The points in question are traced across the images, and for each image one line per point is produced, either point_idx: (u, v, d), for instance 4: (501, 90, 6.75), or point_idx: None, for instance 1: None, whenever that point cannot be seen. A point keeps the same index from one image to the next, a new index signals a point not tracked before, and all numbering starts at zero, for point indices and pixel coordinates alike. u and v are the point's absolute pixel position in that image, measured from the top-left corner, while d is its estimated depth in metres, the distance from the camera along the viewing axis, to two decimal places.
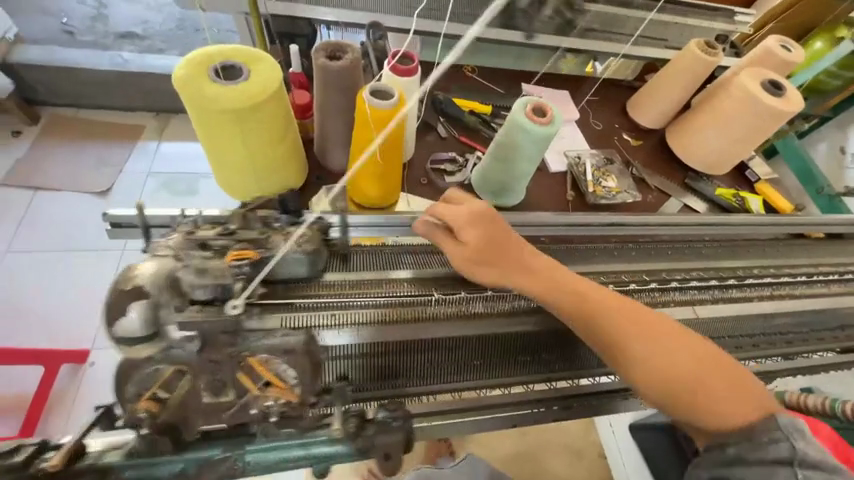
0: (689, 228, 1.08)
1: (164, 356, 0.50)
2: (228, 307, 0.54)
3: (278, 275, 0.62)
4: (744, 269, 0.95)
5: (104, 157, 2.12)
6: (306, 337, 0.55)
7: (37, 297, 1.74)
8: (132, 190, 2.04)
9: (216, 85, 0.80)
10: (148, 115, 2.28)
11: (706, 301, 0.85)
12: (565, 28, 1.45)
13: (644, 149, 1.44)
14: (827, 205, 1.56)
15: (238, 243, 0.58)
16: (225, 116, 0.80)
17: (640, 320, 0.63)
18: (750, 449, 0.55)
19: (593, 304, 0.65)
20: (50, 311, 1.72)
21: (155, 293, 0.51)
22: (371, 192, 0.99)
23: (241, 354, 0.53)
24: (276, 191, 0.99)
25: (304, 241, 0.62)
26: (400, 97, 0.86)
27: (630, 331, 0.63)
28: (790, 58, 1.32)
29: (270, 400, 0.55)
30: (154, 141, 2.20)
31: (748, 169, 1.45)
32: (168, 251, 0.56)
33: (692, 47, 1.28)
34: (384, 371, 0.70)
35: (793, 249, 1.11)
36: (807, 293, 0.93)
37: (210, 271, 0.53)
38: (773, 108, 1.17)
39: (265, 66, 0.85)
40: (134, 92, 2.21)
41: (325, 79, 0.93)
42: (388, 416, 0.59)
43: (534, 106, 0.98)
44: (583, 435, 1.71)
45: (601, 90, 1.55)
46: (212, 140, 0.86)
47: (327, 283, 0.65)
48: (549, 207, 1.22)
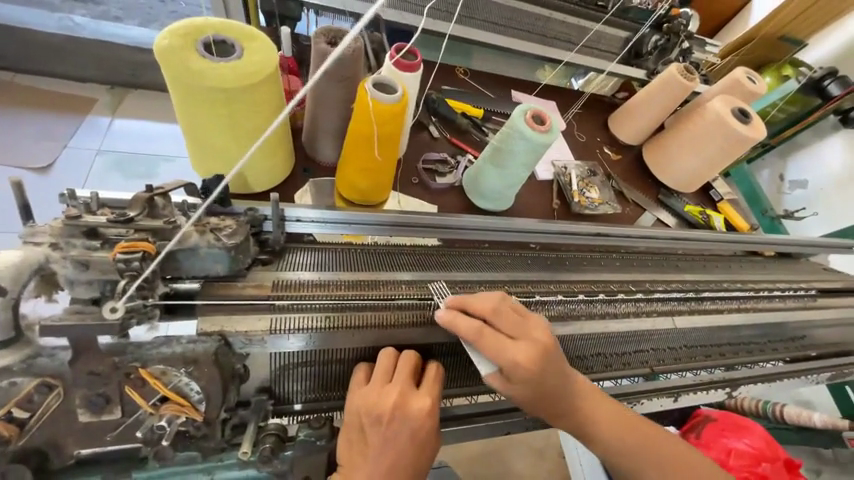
0: (664, 242, 1.06)
1: (52, 361, 0.42)
2: (104, 312, 0.42)
3: (218, 272, 0.56)
4: (717, 283, 0.95)
5: (41, 129, 1.77)
6: (216, 345, 0.48)
7: None
8: (75, 169, 1.71)
9: (206, 60, 0.63)
10: (103, 88, 1.94)
11: (685, 312, 0.82)
12: (559, 33, 1.43)
13: (623, 163, 1.42)
14: (769, 226, 1.65)
15: (136, 233, 0.49)
16: (217, 97, 0.64)
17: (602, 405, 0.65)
18: None
19: (570, 402, 0.62)
20: None
21: (11, 291, 0.41)
22: (362, 184, 0.87)
23: (130, 365, 0.44)
24: (265, 181, 0.86)
25: (238, 234, 0.55)
26: (405, 93, 0.75)
27: (598, 418, 0.64)
28: (756, 89, 1.34)
29: (165, 419, 0.45)
30: (106, 117, 1.87)
31: (713, 188, 1.48)
32: (47, 238, 0.45)
33: (672, 69, 1.26)
34: (319, 387, 0.62)
35: (753, 266, 1.13)
36: (769, 307, 0.93)
37: (93, 265, 0.45)
38: (739, 135, 1.19)
39: (263, 46, 0.68)
40: (83, 60, 1.87)
41: (320, 67, 0.78)
42: (311, 435, 0.53)
43: (533, 114, 0.90)
44: (545, 436, 1.68)
45: (588, 104, 1.53)
46: (196, 123, 0.69)
47: (256, 282, 0.58)
48: (536, 215, 1.16)
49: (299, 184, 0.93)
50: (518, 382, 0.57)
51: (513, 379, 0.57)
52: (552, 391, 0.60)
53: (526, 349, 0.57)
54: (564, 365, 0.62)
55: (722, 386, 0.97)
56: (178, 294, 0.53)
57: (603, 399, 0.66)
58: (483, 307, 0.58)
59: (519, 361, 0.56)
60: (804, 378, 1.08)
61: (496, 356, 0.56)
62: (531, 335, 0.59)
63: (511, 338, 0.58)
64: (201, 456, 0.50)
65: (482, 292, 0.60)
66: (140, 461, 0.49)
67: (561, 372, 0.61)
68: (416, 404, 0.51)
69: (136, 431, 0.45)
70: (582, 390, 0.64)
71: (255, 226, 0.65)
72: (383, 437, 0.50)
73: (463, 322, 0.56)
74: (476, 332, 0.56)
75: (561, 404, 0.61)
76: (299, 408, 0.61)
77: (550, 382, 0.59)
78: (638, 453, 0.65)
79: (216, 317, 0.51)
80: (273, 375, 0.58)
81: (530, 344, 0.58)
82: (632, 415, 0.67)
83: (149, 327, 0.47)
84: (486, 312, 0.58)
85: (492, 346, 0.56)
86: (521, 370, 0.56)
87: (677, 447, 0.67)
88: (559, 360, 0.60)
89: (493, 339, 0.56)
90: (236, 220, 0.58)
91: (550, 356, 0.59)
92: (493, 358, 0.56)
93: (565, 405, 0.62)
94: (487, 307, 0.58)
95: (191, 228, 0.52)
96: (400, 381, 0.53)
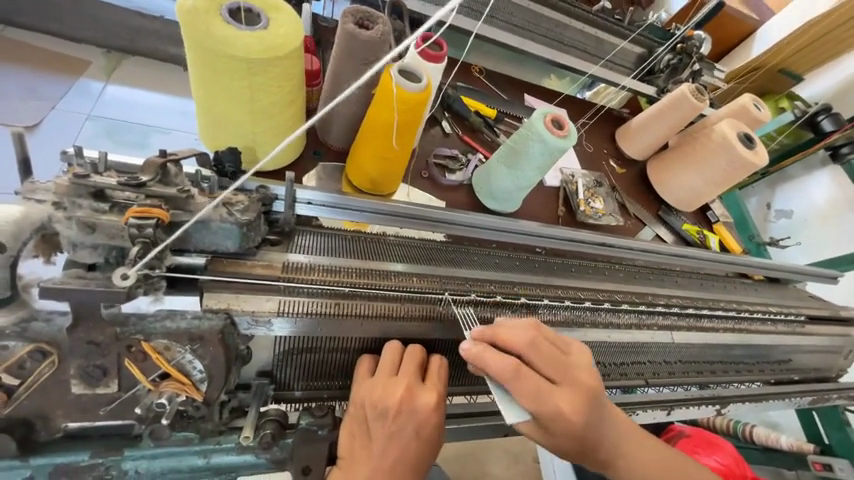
0: (663, 257, 1.07)
1: (41, 327, 0.40)
2: (114, 279, 0.40)
3: (228, 249, 0.53)
4: (714, 302, 0.96)
5: (30, 88, 1.68)
6: (223, 323, 0.46)
7: None
8: (62, 132, 1.63)
9: (230, 27, 0.61)
10: (99, 51, 1.86)
11: (683, 329, 0.83)
12: (575, 42, 1.43)
13: (627, 177, 1.44)
14: (756, 252, 1.68)
15: (147, 198, 0.46)
16: (236, 66, 0.62)
17: (625, 434, 0.64)
18: None
19: (599, 437, 0.61)
20: None
21: (12, 247, 0.39)
22: (373, 173, 0.85)
23: (132, 338, 0.41)
24: (276, 161, 0.83)
25: (251, 211, 0.53)
26: (430, 83, 0.73)
27: (621, 450, 0.63)
28: (762, 116, 1.37)
29: (165, 397, 0.43)
30: (100, 81, 1.79)
31: (710, 210, 1.52)
32: (49, 196, 0.42)
33: (685, 90, 1.26)
34: (321, 375, 0.60)
35: (746, 288, 1.15)
36: (761, 329, 0.95)
37: (100, 229, 0.42)
38: (743, 159, 1.21)
39: (290, 19, 0.66)
40: (80, 19, 1.77)
41: (344, 48, 0.75)
42: (313, 424, 0.51)
43: (553, 119, 0.90)
44: (521, 440, 1.69)
45: (598, 116, 1.53)
46: (213, 92, 0.67)
47: (266, 262, 0.56)
48: (541, 220, 1.16)
49: (308, 167, 0.91)
50: (557, 428, 0.55)
51: (552, 424, 0.55)
52: (585, 433, 0.58)
53: (561, 390, 0.56)
54: (598, 405, 0.60)
55: (711, 403, 0.99)
56: (179, 268, 0.49)
57: (629, 433, 0.65)
58: (518, 343, 0.57)
59: (555, 404, 0.54)
60: (784, 401, 1.11)
61: (532, 400, 0.54)
62: (566, 372, 0.58)
63: (546, 379, 0.56)
64: (197, 438, 0.47)
65: (515, 327, 0.58)
66: (133, 439, 0.45)
67: (595, 416, 0.59)
68: (423, 399, 0.50)
69: (133, 406, 0.43)
70: (611, 428, 0.62)
71: (266, 205, 0.63)
72: (387, 432, 0.48)
73: (498, 362, 0.54)
74: (511, 369, 0.54)
75: (591, 443, 0.60)
76: (299, 395, 0.59)
77: (585, 428, 0.58)
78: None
79: (223, 294, 0.49)
80: (276, 359, 0.56)
81: (565, 384, 0.57)
82: (648, 441, 0.67)
83: (154, 298, 0.45)
84: (521, 347, 0.57)
85: (532, 391, 0.54)
86: (560, 415, 0.54)
87: (683, 464, 0.68)
88: (593, 401, 0.59)
89: (531, 381, 0.55)
90: (249, 196, 0.56)
91: (586, 401, 0.57)
92: (533, 404, 0.54)
93: (592, 446, 0.60)
94: (522, 342, 0.56)
95: (204, 199, 0.50)
96: (407, 375, 0.51)
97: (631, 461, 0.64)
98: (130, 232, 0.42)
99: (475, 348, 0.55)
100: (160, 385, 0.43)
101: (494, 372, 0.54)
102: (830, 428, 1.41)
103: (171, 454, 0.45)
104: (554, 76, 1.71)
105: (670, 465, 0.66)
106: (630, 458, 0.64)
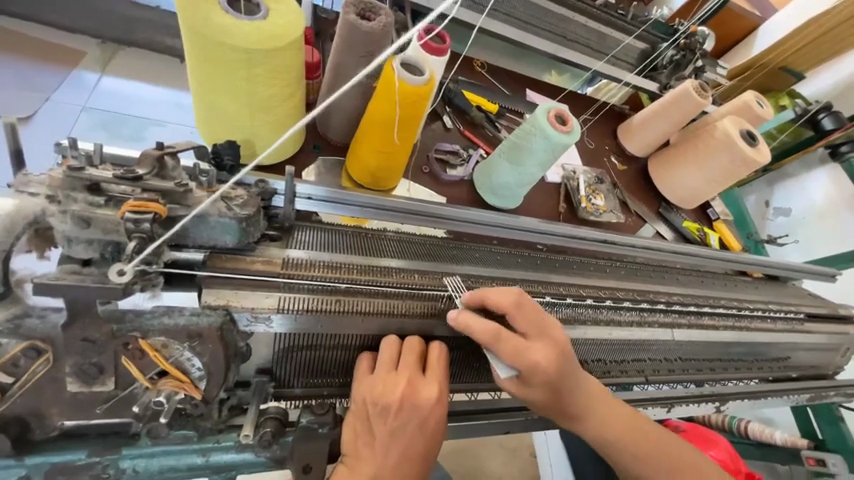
0: (664, 254, 1.07)
1: (32, 324, 0.38)
2: (111, 274, 0.39)
3: (227, 244, 0.52)
4: (714, 300, 0.96)
5: (24, 79, 1.65)
6: (222, 320, 0.45)
7: None
8: (57, 124, 1.60)
9: (229, 16, 0.59)
10: (92, 41, 1.82)
11: (683, 326, 0.83)
12: (578, 37, 1.42)
13: (628, 174, 1.43)
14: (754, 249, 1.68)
15: (144, 192, 0.45)
16: (234, 56, 0.60)
17: (611, 405, 0.65)
18: None
19: (585, 399, 0.62)
20: None
21: (4, 243, 0.38)
22: (374, 168, 0.84)
23: (129, 335, 0.41)
24: (275, 154, 0.82)
25: (250, 206, 0.52)
26: (433, 77, 0.72)
27: (609, 417, 0.64)
28: (764, 113, 1.36)
29: (163, 396, 0.42)
30: (94, 72, 1.76)
31: (710, 207, 1.51)
32: (42, 190, 0.41)
33: (688, 86, 1.25)
34: (321, 373, 0.59)
35: (746, 286, 1.15)
36: (760, 327, 0.95)
37: (96, 223, 0.41)
38: (745, 156, 1.21)
39: (290, 8, 0.64)
40: (74, 8, 1.74)
41: (345, 40, 0.74)
42: (313, 422, 0.50)
43: (556, 114, 0.89)
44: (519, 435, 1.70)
45: (600, 112, 1.52)
46: (212, 84, 0.65)
47: (266, 258, 0.55)
48: (542, 216, 1.16)
49: (307, 161, 0.89)
50: (535, 384, 0.57)
51: (532, 382, 0.57)
52: (566, 392, 0.60)
53: (543, 350, 0.57)
54: (577, 367, 0.61)
55: (709, 400, 0.99)
56: (175, 264, 0.49)
57: (612, 400, 0.66)
58: (500, 305, 0.57)
59: (536, 360, 0.56)
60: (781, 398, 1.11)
61: (514, 360, 0.56)
62: (548, 332, 0.59)
63: (528, 339, 0.58)
64: (196, 437, 0.46)
65: (498, 292, 0.58)
66: (131, 438, 0.44)
67: (575, 374, 0.61)
68: (424, 394, 0.49)
69: (130, 404, 0.42)
70: (593, 392, 0.64)
71: (266, 200, 0.62)
72: (389, 428, 0.48)
73: (482, 325, 0.55)
74: (494, 330, 0.55)
75: (573, 404, 0.61)
76: (299, 392, 0.58)
77: (565, 383, 0.60)
78: (644, 456, 0.65)
79: (222, 291, 0.48)
80: (275, 356, 0.55)
81: (546, 344, 0.58)
82: (639, 419, 0.67)
83: (147, 292, 0.43)
84: (503, 310, 0.57)
85: (512, 350, 0.56)
86: (540, 371, 0.56)
87: (678, 448, 0.68)
88: (572, 363, 0.60)
89: (513, 341, 0.56)
90: (248, 191, 0.55)
91: (566, 357, 0.59)
92: (512, 362, 0.56)
93: (576, 408, 0.62)
94: (507, 304, 0.57)
95: (203, 193, 0.48)
96: (407, 371, 0.50)
97: (620, 430, 0.64)
98: (126, 227, 0.41)
99: (462, 313, 0.56)
100: (158, 383, 0.42)
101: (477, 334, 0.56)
102: (823, 423, 1.43)
103: (168, 452, 0.45)
104: (555, 71, 1.69)
105: (654, 437, 0.67)
106: (620, 426, 0.65)
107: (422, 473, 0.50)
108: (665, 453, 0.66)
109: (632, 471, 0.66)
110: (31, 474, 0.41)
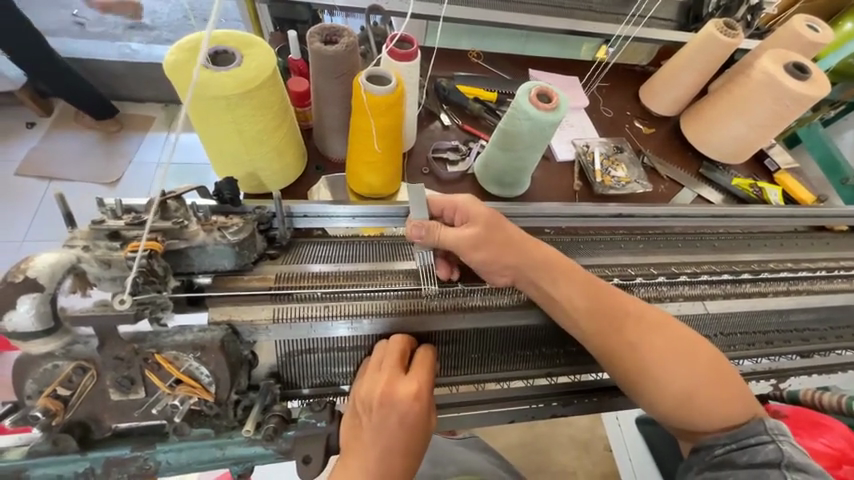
0: (702, 220, 0.95)
1: (69, 351, 0.49)
2: (114, 303, 0.47)
3: (224, 267, 0.60)
4: (759, 264, 0.84)
5: (112, 147, 1.98)
6: (223, 333, 0.53)
7: (65, 168, 1.90)
8: (140, 182, 1.91)
9: (208, 69, 0.69)
10: (158, 106, 2.13)
11: (718, 297, 0.74)
12: (578, 3, 1.33)
13: (657, 137, 1.30)
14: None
15: (150, 233, 0.54)
16: (219, 104, 0.70)
17: (636, 314, 0.63)
18: (740, 453, 0.58)
19: (598, 301, 0.63)
20: (69, 175, 1.88)
21: (49, 287, 0.46)
22: (370, 179, 0.88)
23: (147, 351, 0.50)
24: (276, 181, 0.90)
25: (236, 233, 0.58)
26: (399, 82, 0.75)
27: (633, 329, 0.62)
28: (818, 38, 1.16)
29: (178, 399, 0.50)
30: (164, 132, 2.05)
31: (768, 157, 1.30)
32: (75, 242, 0.52)
33: (710, 28, 1.12)
34: (325, 373, 0.66)
35: (816, 243, 0.97)
36: (829, 289, 0.80)
37: (115, 264, 0.51)
38: (792, 92, 1.03)
39: (261, 51, 0.73)
40: (140, 83, 2.06)
41: (320, 65, 0.81)
42: (311, 417, 0.56)
43: (539, 92, 0.87)
44: (589, 428, 1.52)
45: (618, 75, 1.40)
46: (208, 131, 0.75)
47: (261, 276, 0.62)
48: (557, 198, 1.11)
49: (312, 182, 0.97)
50: (483, 247, 0.63)
51: (501, 264, 0.64)
52: (568, 294, 0.63)
53: (521, 235, 0.67)
54: (582, 275, 0.65)
55: (766, 376, 0.90)
56: (192, 290, 0.58)
57: (641, 314, 0.63)
58: (468, 200, 0.67)
59: (525, 262, 0.64)
60: None
61: (446, 232, 0.65)
62: (532, 248, 0.66)
63: (515, 249, 0.64)
64: (213, 433, 0.54)
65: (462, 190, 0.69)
66: (162, 435, 0.54)
67: (582, 283, 0.64)
68: (403, 390, 0.53)
69: (154, 408, 0.51)
70: (614, 304, 0.63)
71: (264, 224, 0.69)
72: (373, 423, 0.52)
73: (455, 238, 0.64)
74: (467, 243, 0.64)
75: (590, 315, 0.63)
76: (307, 392, 0.65)
77: (568, 290, 0.63)
78: (662, 344, 0.62)
79: (224, 307, 0.56)
80: (280, 359, 0.62)
81: (530, 251, 0.65)
82: (678, 330, 0.63)
83: (154, 323, 0.52)
84: (480, 208, 0.67)
85: (484, 232, 0.64)
86: (509, 249, 0.64)
87: (701, 351, 0.63)
88: (561, 265, 0.65)
89: (488, 223, 0.65)
90: (244, 218, 0.62)
91: (559, 269, 0.64)
92: (447, 235, 0.65)
93: (589, 315, 0.63)
94: (481, 216, 0.66)
95: (198, 228, 0.57)
96: (390, 368, 0.55)
97: (652, 348, 0.62)
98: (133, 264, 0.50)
99: (424, 226, 0.65)
100: (177, 386, 0.51)
101: (419, 222, 0.65)
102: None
103: (193, 447, 0.54)
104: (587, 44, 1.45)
105: (676, 329, 0.63)
106: (654, 344, 0.62)
107: (412, 469, 0.54)
108: (690, 353, 0.62)
109: (660, 401, 0.61)
110: (94, 465, 0.52)
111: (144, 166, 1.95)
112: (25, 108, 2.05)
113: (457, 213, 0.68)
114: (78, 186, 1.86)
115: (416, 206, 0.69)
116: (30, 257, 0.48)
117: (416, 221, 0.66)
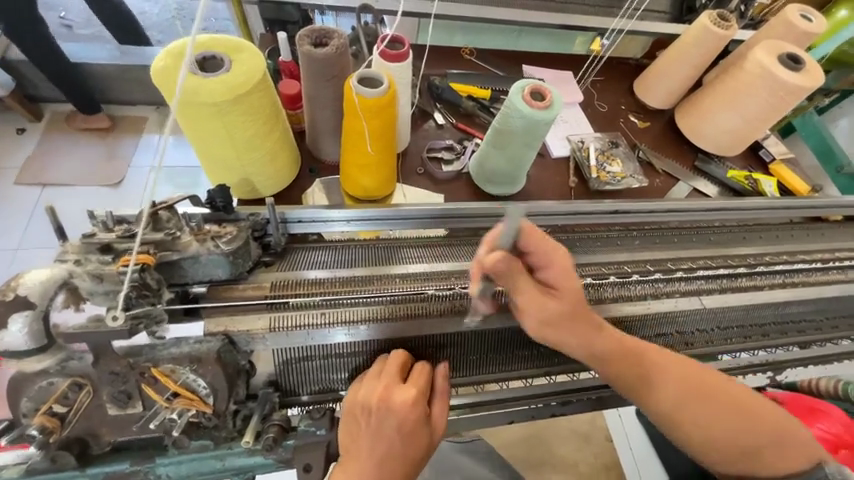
0: (697, 214, 0.95)
1: (64, 368, 0.49)
2: (108, 320, 0.47)
3: (218, 276, 0.59)
4: (755, 257, 0.84)
5: (104, 151, 1.96)
6: (219, 344, 0.52)
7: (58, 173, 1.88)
8: (134, 186, 1.89)
9: (196, 75, 0.68)
10: (149, 108, 2.11)
11: (714, 291, 0.74)
12: None
13: (651, 130, 1.29)
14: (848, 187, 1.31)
15: (142, 246, 0.53)
16: (208, 111, 0.69)
17: (692, 379, 0.62)
18: None
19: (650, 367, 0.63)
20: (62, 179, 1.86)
21: (40, 304, 0.46)
22: (365, 181, 0.88)
23: (144, 365, 0.49)
24: (270, 185, 0.89)
25: (229, 242, 0.57)
26: (391, 84, 0.75)
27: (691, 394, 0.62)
28: (810, 28, 1.15)
29: (176, 413, 0.50)
30: (156, 134, 2.03)
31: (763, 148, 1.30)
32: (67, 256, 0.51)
33: (703, 19, 1.11)
34: (323, 380, 0.65)
35: (812, 234, 0.97)
36: (824, 280, 0.80)
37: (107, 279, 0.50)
38: (785, 84, 1.03)
39: (250, 55, 0.72)
40: (130, 85, 2.03)
41: (309, 68, 0.80)
42: (310, 425, 0.57)
43: (532, 90, 0.86)
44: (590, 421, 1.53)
45: (612, 68, 1.39)
46: (198, 138, 0.74)
47: (256, 284, 0.61)
48: (553, 196, 1.11)
49: (306, 185, 0.96)
50: (530, 306, 0.60)
51: (552, 323, 0.60)
52: (622, 359, 0.62)
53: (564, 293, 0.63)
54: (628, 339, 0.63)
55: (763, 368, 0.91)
56: (187, 300, 0.58)
57: (693, 375, 0.63)
58: (552, 250, 0.59)
59: (577, 327, 0.61)
60: None
61: (521, 280, 0.59)
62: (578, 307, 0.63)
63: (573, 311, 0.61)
64: (213, 444, 0.54)
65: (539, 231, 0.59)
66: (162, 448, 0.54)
67: (636, 352, 0.63)
68: (399, 398, 0.53)
69: (151, 422, 0.51)
70: (666, 369, 0.63)
71: (258, 231, 0.68)
72: (371, 429, 0.52)
73: (521, 293, 0.59)
74: (525, 299, 0.59)
75: (646, 376, 0.62)
76: (306, 399, 0.65)
77: (624, 354, 0.62)
78: (719, 405, 0.61)
79: (219, 318, 0.55)
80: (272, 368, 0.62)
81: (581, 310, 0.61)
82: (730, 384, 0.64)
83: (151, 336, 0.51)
84: (560, 258, 0.59)
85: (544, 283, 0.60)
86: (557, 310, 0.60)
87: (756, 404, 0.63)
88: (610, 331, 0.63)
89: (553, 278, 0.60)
90: (237, 226, 0.61)
91: (612, 334, 0.63)
92: (515, 283, 0.59)
93: (644, 379, 0.63)
94: (549, 266, 0.59)
95: (191, 238, 0.56)
96: (388, 375, 0.56)
97: (710, 410, 0.61)
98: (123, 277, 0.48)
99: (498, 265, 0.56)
100: (174, 399, 0.50)
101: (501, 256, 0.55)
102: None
103: (193, 459, 0.54)
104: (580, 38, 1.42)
105: (727, 385, 0.63)
106: (712, 407, 0.61)
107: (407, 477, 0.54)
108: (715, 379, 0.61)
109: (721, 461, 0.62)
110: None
111: (137, 169, 1.93)
112: (14, 113, 2.02)
113: (537, 260, 0.59)
114: (71, 191, 1.85)
115: (508, 235, 0.55)
116: (21, 274, 0.47)
117: (497, 254, 0.56)
